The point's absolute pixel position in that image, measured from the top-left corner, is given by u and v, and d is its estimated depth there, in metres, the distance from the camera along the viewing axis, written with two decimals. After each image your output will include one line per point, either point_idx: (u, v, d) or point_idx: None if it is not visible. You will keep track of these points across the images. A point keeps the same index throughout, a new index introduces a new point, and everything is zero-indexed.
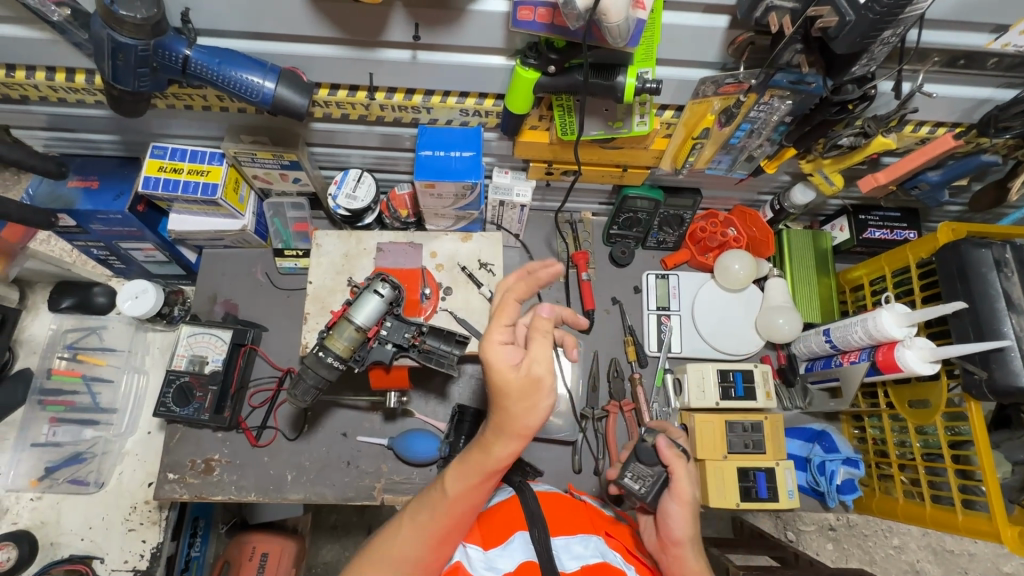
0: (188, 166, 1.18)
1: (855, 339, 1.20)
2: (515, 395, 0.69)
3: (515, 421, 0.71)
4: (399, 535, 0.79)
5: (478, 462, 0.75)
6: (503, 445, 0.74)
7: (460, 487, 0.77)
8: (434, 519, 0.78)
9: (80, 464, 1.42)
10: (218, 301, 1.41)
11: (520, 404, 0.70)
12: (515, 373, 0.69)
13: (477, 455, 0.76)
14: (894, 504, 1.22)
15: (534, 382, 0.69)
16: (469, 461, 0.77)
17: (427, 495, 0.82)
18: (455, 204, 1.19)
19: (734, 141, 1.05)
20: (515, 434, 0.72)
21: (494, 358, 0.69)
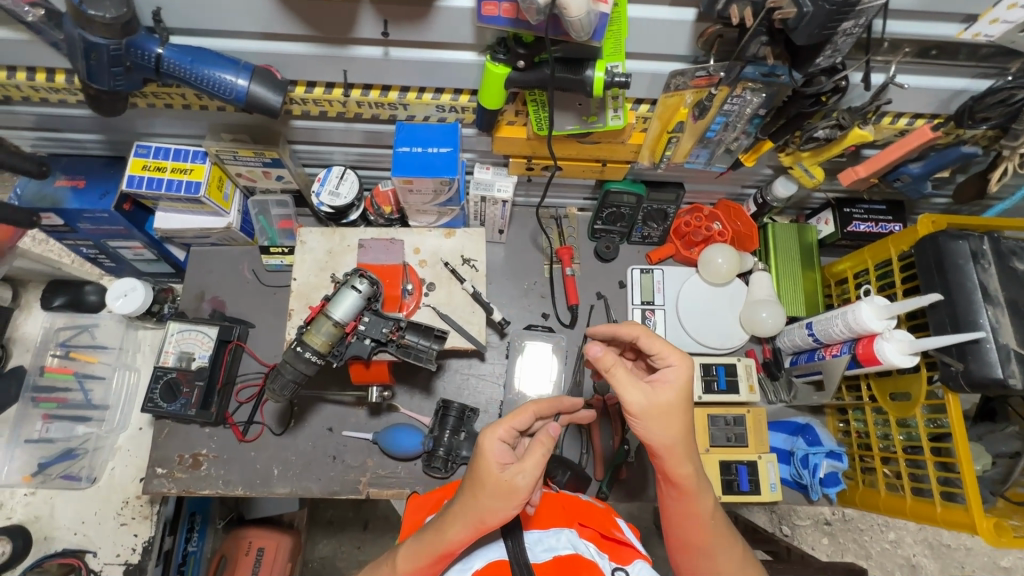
0: (171, 164, 1.20)
1: (836, 333, 1.20)
2: (492, 491, 0.77)
3: (481, 511, 0.78)
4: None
5: (432, 547, 0.80)
6: (458, 531, 0.79)
7: (410, 568, 0.83)
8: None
9: (72, 460, 1.44)
10: (206, 298, 1.42)
11: (483, 500, 0.78)
12: (498, 468, 0.79)
13: (431, 538, 0.81)
14: (877, 497, 1.22)
15: (511, 488, 0.77)
16: (422, 545, 0.82)
17: (381, 563, 0.89)
18: (435, 200, 1.20)
19: (710, 134, 1.05)
20: (476, 525, 0.78)
21: (486, 449, 0.80)
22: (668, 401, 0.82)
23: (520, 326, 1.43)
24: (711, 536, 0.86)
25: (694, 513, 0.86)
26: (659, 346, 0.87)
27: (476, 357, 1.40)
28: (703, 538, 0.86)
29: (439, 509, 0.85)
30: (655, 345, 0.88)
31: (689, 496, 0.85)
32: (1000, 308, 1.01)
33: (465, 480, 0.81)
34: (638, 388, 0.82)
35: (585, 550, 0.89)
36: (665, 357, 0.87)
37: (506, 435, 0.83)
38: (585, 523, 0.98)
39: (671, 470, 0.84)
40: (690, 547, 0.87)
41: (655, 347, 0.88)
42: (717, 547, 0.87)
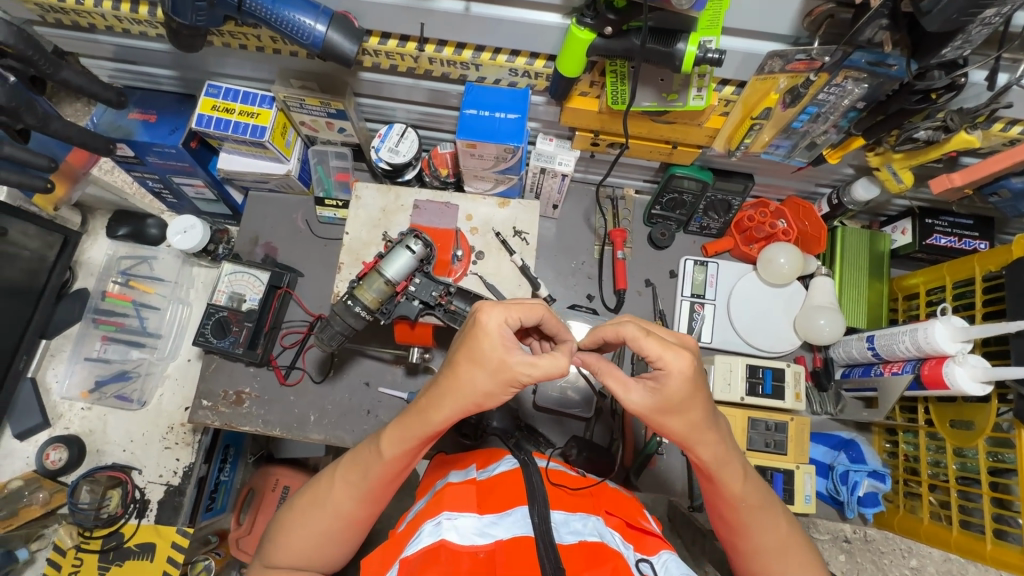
0: (239, 106, 1.21)
1: (901, 350, 1.13)
2: (488, 371, 0.78)
3: (471, 386, 0.79)
4: (331, 489, 0.91)
5: (418, 428, 0.84)
6: (445, 410, 0.82)
7: (394, 452, 0.86)
8: (367, 480, 0.88)
9: (126, 382, 1.53)
10: (260, 243, 1.45)
11: (468, 372, 0.79)
12: (493, 348, 0.78)
13: (417, 421, 0.85)
14: (917, 524, 1.17)
15: (507, 369, 0.78)
16: (407, 425, 0.86)
17: (362, 455, 0.91)
18: (495, 167, 1.17)
19: (796, 125, 0.98)
20: (469, 401, 0.81)
21: (481, 323, 0.78)
22: (673, 393, 0.77)
23: (564, 305, 1.41)
24: (748, 512, 0.86)
25: (726, 492, 0.86)
26: (652, 349, 0.77)
27: None
28: (740, 516, 0.86)
29: (424, 393, 0.87)
30: (652, 349, 0.77)
31: (722, 478, 0.84)
32: None
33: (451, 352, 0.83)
34: (633, 394, 0.80)
35: (610, 540, 0.88)
36: (668, 359, 0.76)
37: (513, 319, 0.79)
38: (611, 512, 0.98)
39: (700, 456, 0.84)
40: (733, 526, 0.88)
41: (654, 351, 0.77)
42: (757, 524, 0.86)
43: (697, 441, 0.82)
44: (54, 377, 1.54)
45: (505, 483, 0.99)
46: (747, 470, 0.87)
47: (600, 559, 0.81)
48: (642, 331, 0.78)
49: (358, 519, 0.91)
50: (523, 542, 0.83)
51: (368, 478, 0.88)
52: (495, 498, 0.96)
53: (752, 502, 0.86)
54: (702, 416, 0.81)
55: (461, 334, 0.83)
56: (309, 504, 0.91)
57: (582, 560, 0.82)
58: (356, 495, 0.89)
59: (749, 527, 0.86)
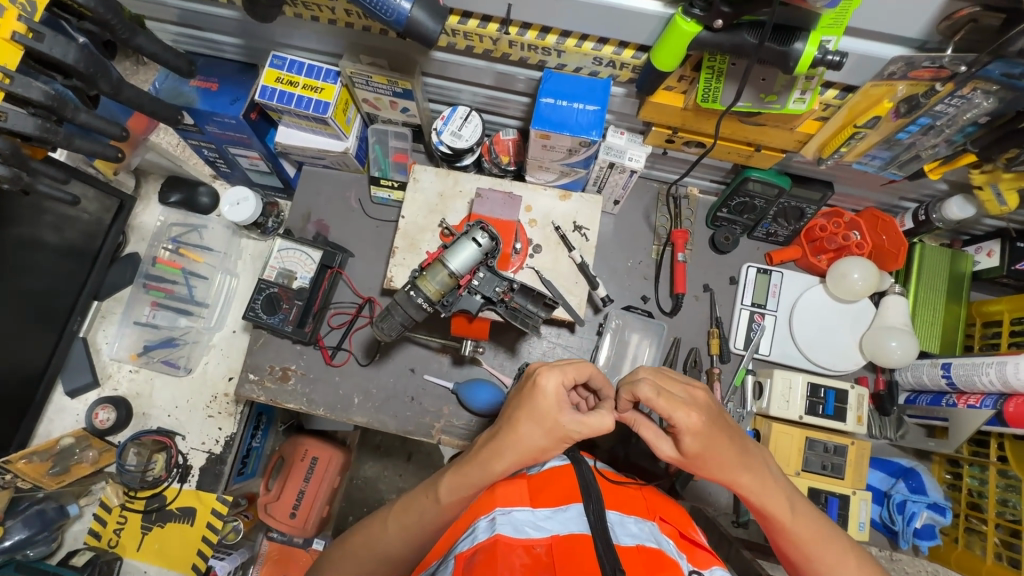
0: (303, 80, 1.17)
1: (981, 382, 1.08)
2: (538, 433, 0.85)
3: (527, 442, 0.86)
4: (386, 530, 0.93)
5: (478, 478, 0.87)
6: (506, 460, 0.86)
7: (452, 498, 0.88)
8: (422, 522, 0.91)
9: (173, 348, 1.55)
10: (311, 220, 1.43)
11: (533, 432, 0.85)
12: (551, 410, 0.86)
13: (477, 472, 0.87)
14: (979, 562, 1.12)
15: (555, 425, 0.85)
16: (465, 477, 0.88)
17: (416, 499, 0.94)
18: (564, 159, 1.12)
19: (901, 135, 0.91)
20: (525, 451, 0.86)
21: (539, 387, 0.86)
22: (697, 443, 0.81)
23: (618, 305, 1.36)
24: (810, 542, 0.84)
25: (782, 527, 0.84)
26: (665, 407, 0.81)
27: (568, 327, 1.34)
28: (805, 547, 0.84)
29: (482, 443, 0.91)
30: (662, 408, 0.82)
31: (771, 511, 0.84)
32: None
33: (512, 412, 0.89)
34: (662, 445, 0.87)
35: (667, 547, 0.85)
36: (678, 418, 0.81)
37: (569, 380, 0.87)
38: (664, 517, 0.95)
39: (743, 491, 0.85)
40: (801, 559, 0.85)
41: (666, 410, 0.81)
42: (822, 554, 0.83)
43: (738, 474, 0.83)
44: (104, 338, 1.57)
45: (558, 479, 0.97)
46: (796, 501, 0.86)
47: (659, 565, 0.78)
48: (654, 392, 0.82)
49: (409, 557, 0.95)
50: (580, 540, 0.80)
51: (423, 523, 0.91)
52: (548, 493, 0.94)
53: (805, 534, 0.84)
54: (733, 456, 0.82)
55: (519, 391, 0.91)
56: (361, 546, 0.95)
57: (640, 563, 0.79)
58: (409, 540, 0.92)
59: (815, 559, 0.83)
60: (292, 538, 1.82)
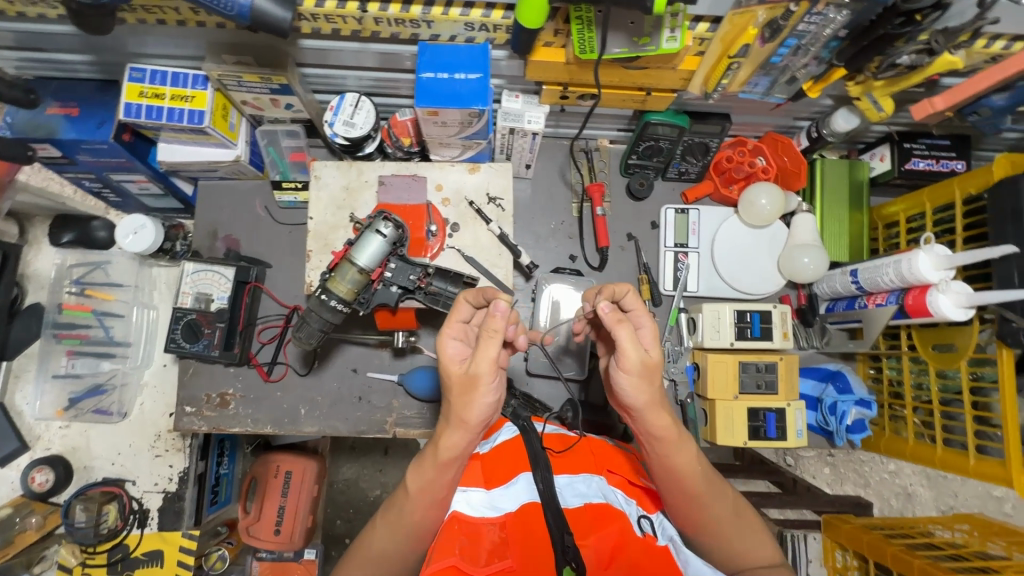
0: (170, 90, 1.09)
1: (885, 282, 1.14)
2: (458, 388, 0.79)
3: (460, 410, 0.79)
4: (374, 535, 0.88)
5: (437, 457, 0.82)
6: (456, 433, 0.80)
7: (419, 485, 0.84)
8: (403, 517, 0.85)
9: (102, 396, 1.46)
10: (219, 236, 1.36)
11: (463, 399, 0.78)
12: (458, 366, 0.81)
13: (431, 458, 0.83)
14: (904, 445, 1.21)
15: (469, 376, 0.78)
16: (426, 460, 0.84)
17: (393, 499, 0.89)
18: (461, 132, 1.09)
19: (776, 59, 0.94)
20: (460, 421, 0.79)
21: (446, 353, 0.82)
22: (647, 363, 0.79)
23: (547, 268, 1.37)
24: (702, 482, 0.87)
25: (681, 471, 0.86)
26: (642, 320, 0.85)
27: None
28: (697, 489, 0.86)
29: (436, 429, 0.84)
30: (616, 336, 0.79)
31: (675, 452, 0.85)
32: None
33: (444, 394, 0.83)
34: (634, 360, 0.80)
35: (614, 500, 0.88)
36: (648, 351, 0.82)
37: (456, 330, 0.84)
38: (613, 469, 0.97)
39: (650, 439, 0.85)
40: (692, 498, 0.87)
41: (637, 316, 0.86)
42: (711, 494, 0.88)
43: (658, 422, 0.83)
44: (23, 399, 1.47)
45: (507, 452, 0.96)
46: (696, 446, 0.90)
47: (606, 521, 0.83)
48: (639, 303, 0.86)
49: (409, 557, 0.88)
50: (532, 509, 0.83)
51: (403, 517, 0.85)
52: (500, 467, 0.94)
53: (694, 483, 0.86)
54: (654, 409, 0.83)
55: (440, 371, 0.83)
56: (354, 554, 0.90)
57: (588, 521, 0.83)
58: (398, 539, 0.86)
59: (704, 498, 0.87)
60: (282, 553, 1.79)
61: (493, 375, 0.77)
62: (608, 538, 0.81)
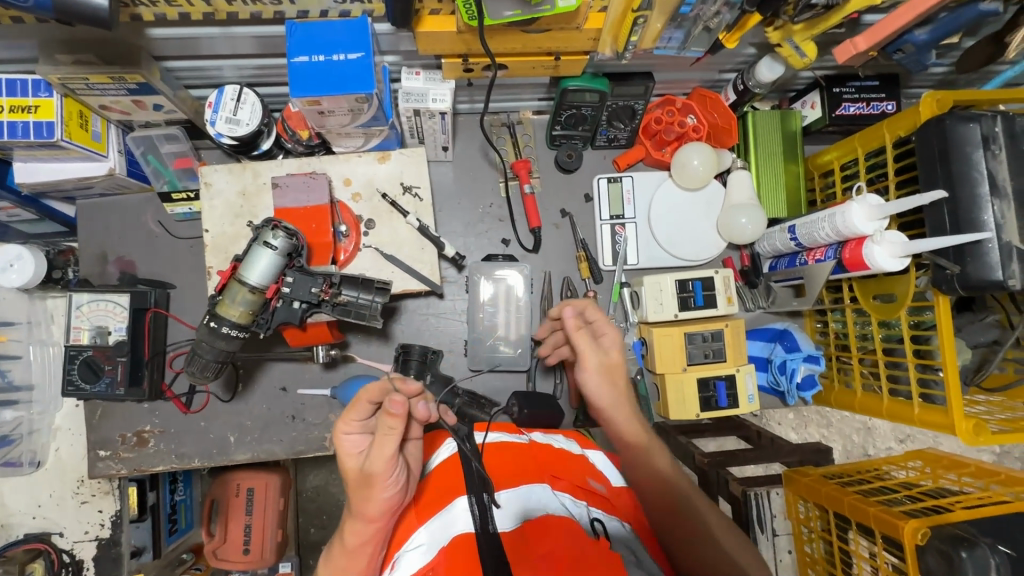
0: (6, 101, 0.93)
1: (821, 237, 1.11)
2: (356, 486, 0.76)
3: (361, 508, 0.76)
4: None
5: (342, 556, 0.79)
6: (359, 534, 0.77)
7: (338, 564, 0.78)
8: None
9: (11, 447, 1.29)
10: (111, 259, 1.22)
11: (361, 496, 0.75)
12: (355, 461, 0.77)
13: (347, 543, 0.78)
14: (853, 397, 1.21)
15: (365, 477, 0.74)
16: (337, 549, 0.80)
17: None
18: (356, 120, 0.98)
19: (685, 9, 0.85)
20: (363, 519, 0.76)
21: (343, 450, 0.78)
22: (606, 362, 1.02)
23: (480, 256, 1.29)
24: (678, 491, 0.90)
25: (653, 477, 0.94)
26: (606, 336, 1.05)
27: (435, 295, 1.27)
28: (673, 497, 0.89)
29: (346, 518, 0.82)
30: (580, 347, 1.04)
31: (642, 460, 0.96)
32: (1007, 201, 0.90)
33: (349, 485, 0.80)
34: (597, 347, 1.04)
35: (557, 509, 0.80)
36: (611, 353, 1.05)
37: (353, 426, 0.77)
38: (559, 473, 0.90)
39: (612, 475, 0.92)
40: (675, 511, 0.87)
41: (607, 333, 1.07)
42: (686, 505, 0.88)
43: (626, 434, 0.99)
44: None
45: (441, 476, 0.84)
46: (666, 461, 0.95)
47: (550, 532, 0.73)
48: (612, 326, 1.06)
49: None
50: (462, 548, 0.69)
51: None
52: (431, 499, 0.81)
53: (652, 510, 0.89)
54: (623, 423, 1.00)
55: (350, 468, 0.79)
56: None
57: (525, 546, 0.71)
58: None
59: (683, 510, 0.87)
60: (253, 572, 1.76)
61: (388, 471, 0.74)
62: (549, 560, 0.68)
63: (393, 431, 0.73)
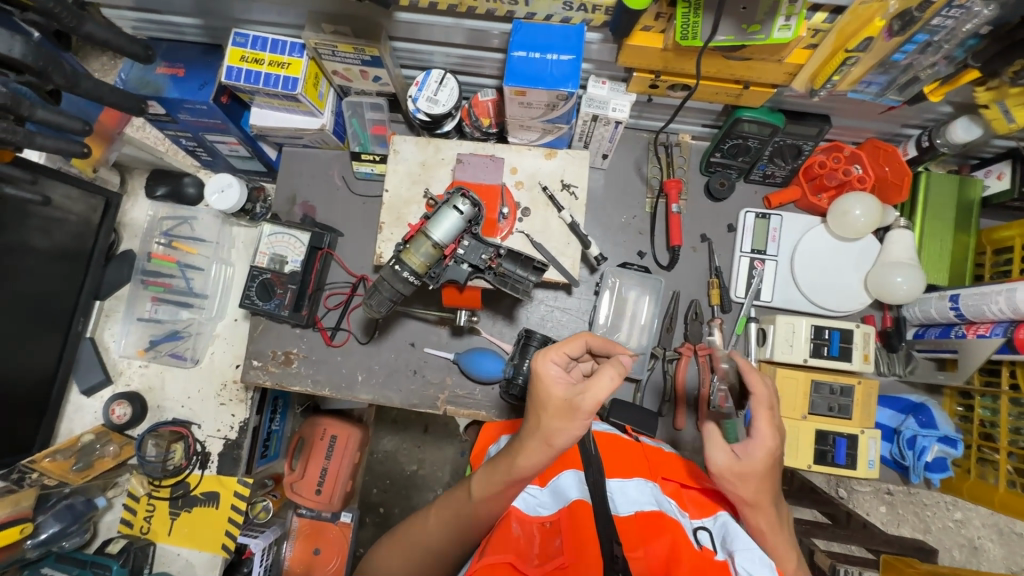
0: (269, 56, 1.13)
1: (992, 311, 1.05)
2: (554, 412, 0.79)
3: (548, 430, 0.79)
4: (424, 527, 0.91)
5: (503, 474, 0.82)
6: (532, 457, 0.79)
7: (483, 493, 0.84)
8: (459, 520, 0.87)
9: (178, 341, 1.56)
10: (297, 202, 1.41)
11: (559, 422, 0.78)
12: (562, 391, 0.81)
13: (503, 465, 0.82)
14: (992, 493, 1.12)
15: (571, 406, 0.79)
16: (495, 472, 0.83)
17: (453, 494, 0.91)
18: (544, 115, 1.08)
19: (898, 57, 0.87)
20: (544, 441, 0.79)
21: (545, 376, 0.83)
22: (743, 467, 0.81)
23: (613, 263, 1.34)
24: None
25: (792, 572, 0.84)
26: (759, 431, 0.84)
27: (563, 290, 1.33)
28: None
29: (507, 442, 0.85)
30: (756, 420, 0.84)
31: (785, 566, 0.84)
32: None
33: (532, 413, 0.82)
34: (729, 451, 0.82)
35: (668, 508, 0.86)
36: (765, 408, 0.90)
37: (558, 359, 0.85)
38: (667, 477, 0.96)
39: (755, 522, 0.83)
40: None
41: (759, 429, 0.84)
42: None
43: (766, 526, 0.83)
44: (111, 336, 1.59)
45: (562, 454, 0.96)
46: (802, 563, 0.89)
47: (657, 530, 0.81)
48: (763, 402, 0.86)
49: (453, 556, 0.90)
50: (582, 508, 0.79)
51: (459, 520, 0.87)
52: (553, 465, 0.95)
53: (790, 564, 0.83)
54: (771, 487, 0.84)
55: (531, 394, 0.84)
56: (403, 537, 0.93)
57: (637, 533, 0.81)
58: (447, 538, 0.88)
59: None
60: (321, 513, 1.88)
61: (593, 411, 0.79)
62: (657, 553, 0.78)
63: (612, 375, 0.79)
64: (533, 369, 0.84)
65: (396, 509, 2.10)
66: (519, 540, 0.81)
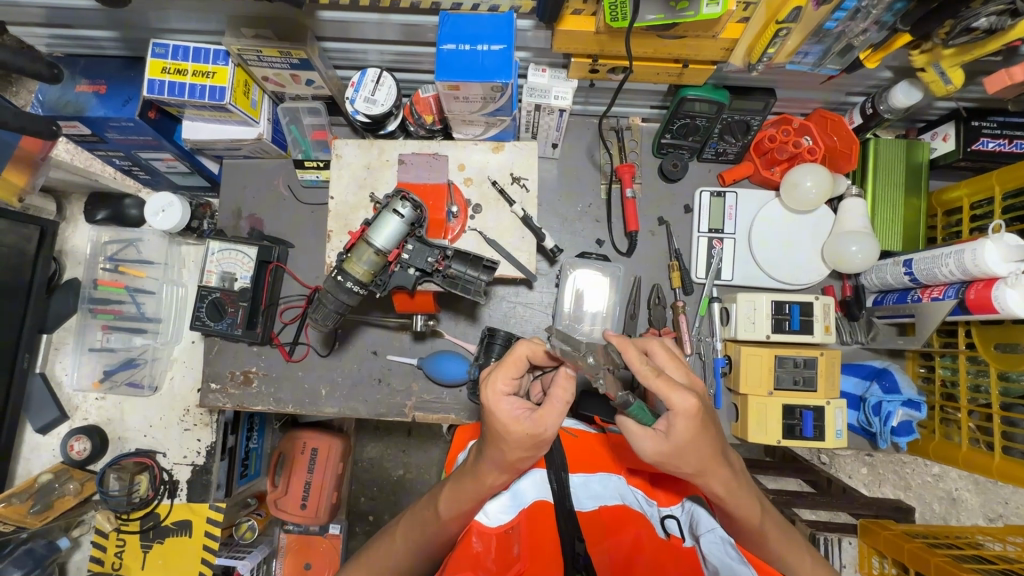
0: (192, 66, 1.08)
1: (943, 274, 1.06)
2: (518, 445, 0.77)
3: (512, 459, 0.79)
4: (394, 546, 0.92)
5: (473, 491, 0.83)
6: (495, 474, 0.81)
7: (452, 512, 0.85)
8: (427, 539, 0.89)
9: (135, 369, 1.49)
10: (243, 215, 1.36)
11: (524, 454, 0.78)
12: (520, 424, 0.77)
13: (471, 484, 0.83)
14: (956, 451, 1.13)
15: (534, 439, 0.77)
16: (462, 490, 0.84)
17: (420, 512, 0.91)
18: (484, 108, 1.05)
19: (830, 24, 0.86)
20: (510, 467, 0.80)
21: (502, 411, 0.78)
22: (674, 440, 0.76)
23: (572, 253, 1.32)
24: (773, 526, 0.88)
25: (745, 516, 0.85)
26: (667, 396, 0.74)
27: (524, 285, 1.31)
28: (773, 536, 0.88)
29: (471, 461, 0.85)
30: (658, 390, 0.75)
31: (740, 511, 0.84)
32: None
33: (494, 445, 0.79)
34: (652, 433, 0.77)
35: (632, 501, 0.89)
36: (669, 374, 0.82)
37: (507, 386, 0.79)
38: (633, 467, 0.98)
39: (709, 488, 0.82)
40: (767, 546, 0.89)
41: (668, 394, 0.74)
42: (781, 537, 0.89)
43: (719, 473, 0.80)
44: (63, 369, 1.52)
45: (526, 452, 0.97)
46: (764, 502, 0.89)
47: (620, 527, 0.83)
48: (652, 372, 0.75)
49: (425, 567, 0.93)
50: (541, 508, 0.83)
51: (427, 538, 0.89)
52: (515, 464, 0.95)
53: (753, 512, 0.85)
54: (712, 450, 0.78)
55: (487, 426, 0.80)
56: (372, 558, 0.93)
57: (604, 527, 0.84)
58: (419, 554, 0.91)
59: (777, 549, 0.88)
60: (307, 527, 1.85)
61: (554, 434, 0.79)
62: (623, 543, 0.81)
63: (561, 401, 0.77)
64: (485, 403, 0.79)
65: (385, 516, 2.07)
66: (481, 553, 0.79)
